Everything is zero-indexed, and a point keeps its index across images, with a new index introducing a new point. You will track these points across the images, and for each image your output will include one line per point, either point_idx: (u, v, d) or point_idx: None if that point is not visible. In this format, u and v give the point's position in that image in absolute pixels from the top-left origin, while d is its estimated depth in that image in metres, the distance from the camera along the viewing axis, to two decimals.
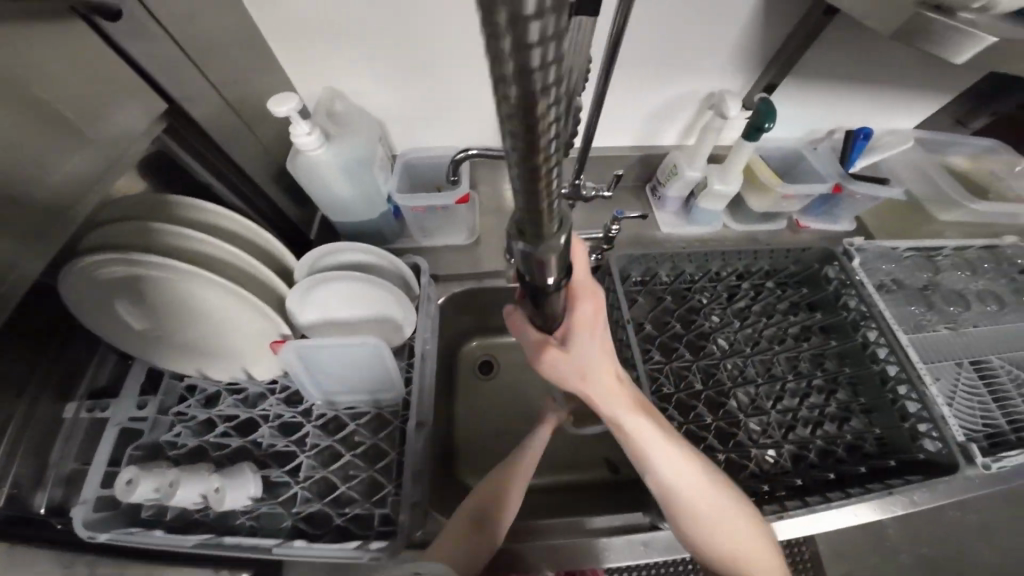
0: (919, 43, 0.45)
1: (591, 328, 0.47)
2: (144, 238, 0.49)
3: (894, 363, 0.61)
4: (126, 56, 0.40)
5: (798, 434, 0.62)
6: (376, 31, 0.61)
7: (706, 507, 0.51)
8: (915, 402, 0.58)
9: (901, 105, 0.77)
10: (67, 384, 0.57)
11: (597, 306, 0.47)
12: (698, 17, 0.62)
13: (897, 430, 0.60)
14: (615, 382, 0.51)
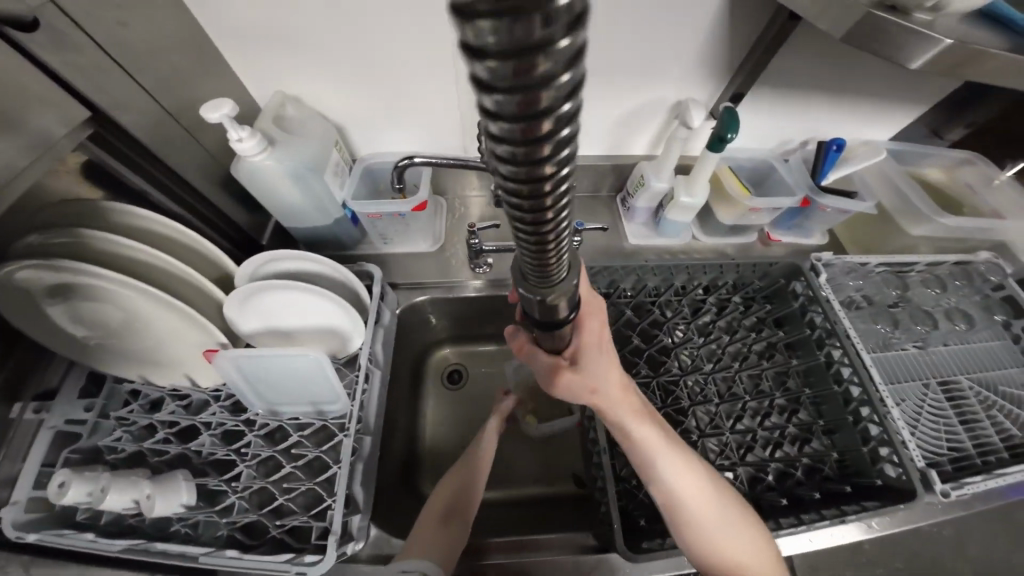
0: (869, 46, 0.41)
1: (600, 344, 0.47)
2: (73, 245, 0.47)
3: (857, 383, 0.58)
4: (41, 63, 0.38)
5: (756, 456, 0.60)
6: (327, 36, 0.59)
7: (713, 518, 0.50)
8: (877, 425, 0.56)
9: (877, 116, 0.74)
10: (14, 386, 0.55)
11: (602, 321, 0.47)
12: (659, 24, 0.58)
13: (857, 452, 0.57)
14: (623, 391, 0.50)
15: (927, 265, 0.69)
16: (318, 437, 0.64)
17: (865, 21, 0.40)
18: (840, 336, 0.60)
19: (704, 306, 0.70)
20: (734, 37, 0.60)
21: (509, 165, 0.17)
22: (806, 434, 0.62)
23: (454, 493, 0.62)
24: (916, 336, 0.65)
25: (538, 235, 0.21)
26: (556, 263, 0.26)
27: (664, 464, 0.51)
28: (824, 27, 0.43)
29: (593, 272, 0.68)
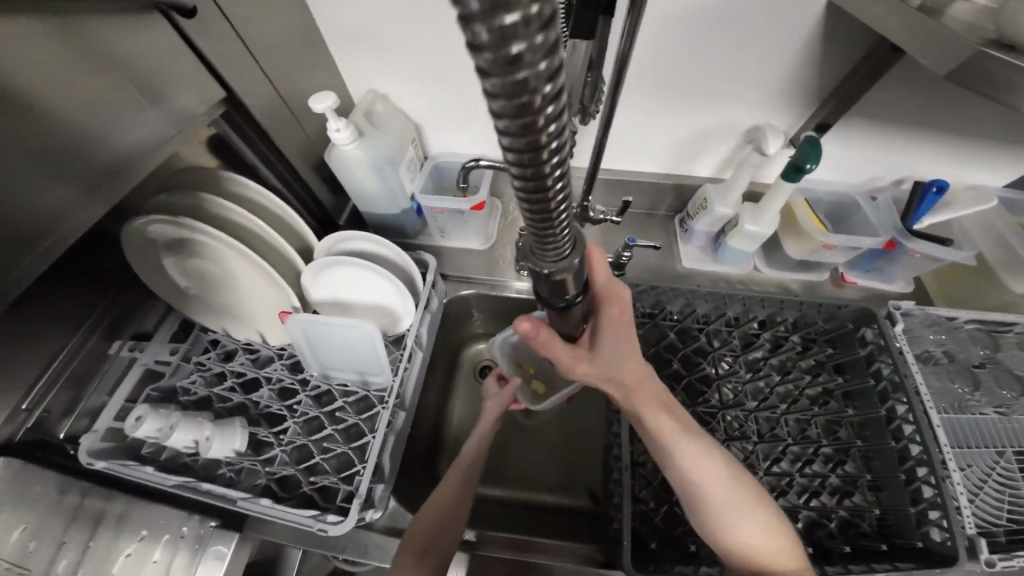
0: (979, 85, 0.37)
1: (616, 327, 0.53)
2: (193, 207, 0.55)
3: (917, 443, 0.52)
4: (198, 51, 0.46)
5: (788, 500, 0.56)
6: (419, 43, 0.65)
7: (733, 509, 0.49)
8: (931, 487, 0.50)
9: (990, 160, 0.66)
10: (113, 327, 0.66)
11: (621, 306, 0.53)
12: (741, 48, 0.57)
13: (902, 513, 0.52)
14: (639, 376, 0.53)
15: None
16: (360, 405, 0.69)
17: (973, 60, 0.37)
18: (908, 391, 0.54)
19: (757, 342, 0.66)
20: (825, 64, 0.57)
21: (499, 101, 0.21)
22: (848, 487, 0.57)
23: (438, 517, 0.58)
24: (995, 398, 0.60)
25: (528, 163, 0.24)
26: (556, 215, 0.28)
27: (678, 449, 0.51)
28: (931, 62, 0.40)
29: (638, 290, 0.67)
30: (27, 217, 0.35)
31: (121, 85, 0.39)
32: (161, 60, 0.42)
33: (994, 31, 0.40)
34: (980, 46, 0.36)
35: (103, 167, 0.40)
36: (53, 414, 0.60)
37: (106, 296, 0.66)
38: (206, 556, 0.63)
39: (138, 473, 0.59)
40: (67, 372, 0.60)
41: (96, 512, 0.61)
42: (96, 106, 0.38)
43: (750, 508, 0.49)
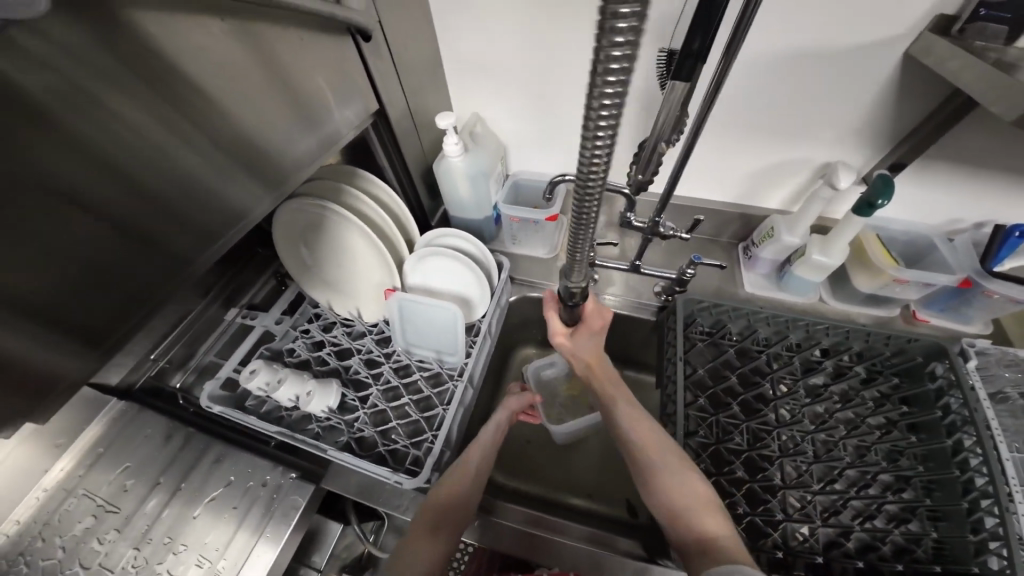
0: None
1: (594, 331, 0.67)
2: (334, 196, 0.72)
3: (983, 474, 0.52)
4: (368, 69, 0.61)
5: (840, 520, 0.58)
6: (521, 75, 0.76)
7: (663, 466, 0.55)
8: (994, 518, 0.50)
9: None
10: (230, 298, 0.86)
11: (599, 320, 0.68)
12: (815, 93, 0.64)
13: (960, 541, 0.51)
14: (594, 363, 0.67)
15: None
16: (433, 380, 0.78)
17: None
18: (978, 424, 0.55)
19: (819, 367, 0.69)
20: (898, 110, 0.62)
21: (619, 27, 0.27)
22: (905, 514, 0.57)
23: (448, 501, 0.60)
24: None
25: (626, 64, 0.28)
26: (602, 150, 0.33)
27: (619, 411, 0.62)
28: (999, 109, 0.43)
29: (700, 306, 0.72)
30: (221, 209, 0.47)
31: (307, 103, 0.53)
32: (331, 80, 0.55)
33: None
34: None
35: (270, 172, 0.51)
36: (170, 365, 0.78)
37: (229, 276, 0.86)
38: (282, 503, 0.68)
39: (244, 419, 0.68)
40: (191, 329, 0.80)
41: (191, 459, 0.70)
42: (285, 120, 0.51)
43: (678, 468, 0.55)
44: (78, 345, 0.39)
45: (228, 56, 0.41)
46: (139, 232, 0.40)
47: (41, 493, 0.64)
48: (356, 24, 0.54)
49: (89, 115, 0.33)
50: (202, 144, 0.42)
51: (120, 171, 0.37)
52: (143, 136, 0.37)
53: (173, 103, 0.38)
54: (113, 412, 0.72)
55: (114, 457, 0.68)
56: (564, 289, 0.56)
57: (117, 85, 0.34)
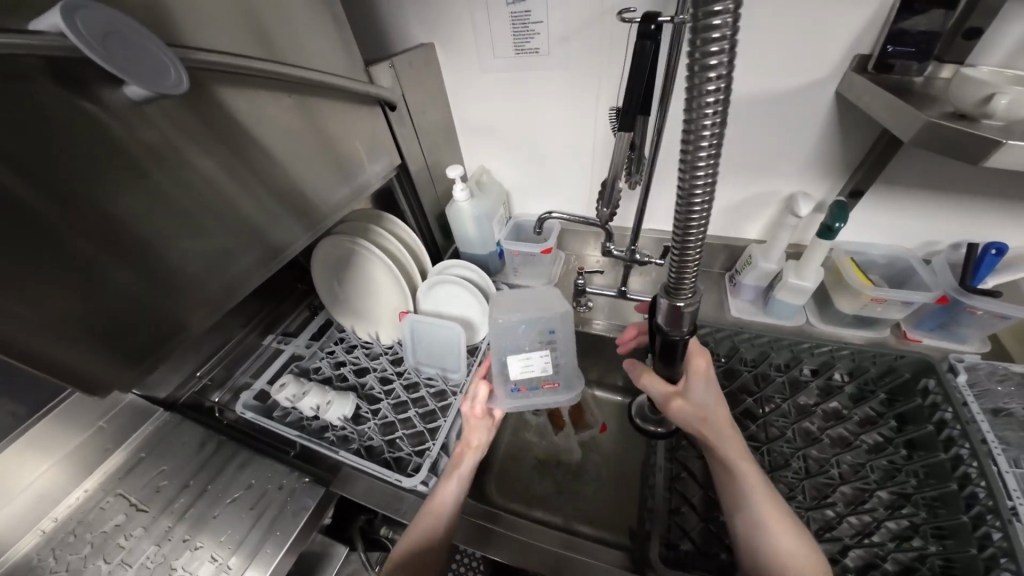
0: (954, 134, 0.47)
1: (704, 376, 0.59)
2: (363, 235, 0.86)
3: (983, 488, 0.49)
4: (394, 131, 0.78)
5: (837, 538, 0.55)
6: (517, 133, 0.92)
7: (778, 536, 0.52)
8: (1001, 532, 0.45)
9: None
10: (268, 326, 0.99)
11: (705, 359, 0.59)
12: (765, 135, 0.74)
13: (967, 559, 0.47)
14: (728, 427, 0.58)
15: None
16: (439, 397, 0.84)
17: (928, 128, 0.50)
18: (970, 435, 0.53)
19: (806, 385, 0.69)
20: (839, 143, 0.71)
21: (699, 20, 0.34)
22: (908, 532, 0.53)
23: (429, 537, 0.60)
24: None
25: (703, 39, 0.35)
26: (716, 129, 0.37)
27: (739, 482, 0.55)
28: (900, 131, 0.54)
29: None
30: (262, 243, 0.59)
31: (341, 159, 0.68)
32: (364, 139, 0.72)
33: (952, 107, 0.53)
34: (928, 119, 0.49)
35: (306, 209, 0.65)
36: (212, 382, 0.89)
37: (271, 307, 1.01)
38: (293, 507, 0.73)
39: (270, 424, 0.77)
40: (234, 350, 0.93)
41: (217, 465, 0.78)
42: (323, 172, 0.66)
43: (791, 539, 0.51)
44: (138, 346, 0.48)
45: (283, 124, 0.57)
46: (200, 257, 0.52)
47: (81, 494, 0.73)
48: (384, 98, 0.72)
49: (183, 168, 0.47)
50: (257, 188, 0.56)
51: (193, 209, 0.50)
52: (212, 181, 0.51)
53: (238, 155, 0.53)
54: (155, 423, 0.83)
55: (154, 461, 0.77)
56: (664, 309, 0.53)
57: (201, 146, 0.49)
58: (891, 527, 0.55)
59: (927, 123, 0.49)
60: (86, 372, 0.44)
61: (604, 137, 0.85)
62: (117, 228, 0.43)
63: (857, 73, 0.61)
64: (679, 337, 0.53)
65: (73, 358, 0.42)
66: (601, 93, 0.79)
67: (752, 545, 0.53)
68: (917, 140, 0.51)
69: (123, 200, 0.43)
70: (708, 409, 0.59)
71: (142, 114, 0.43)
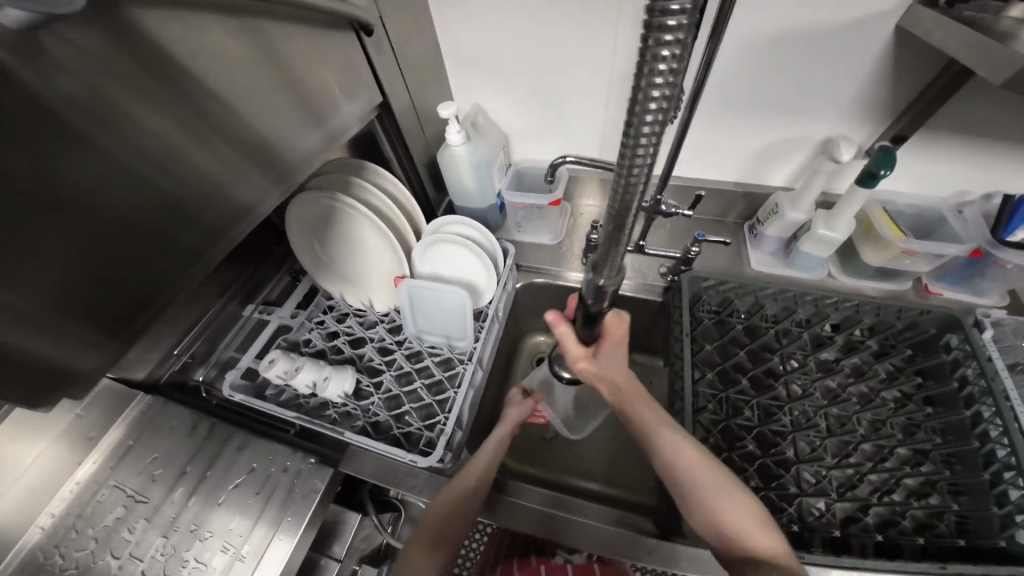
0: None
1: (616, 345, 0.60)
2: (345, 188, 0.74)
3: (1005, 447, 0.54)
4: (373, 63, 0.63)
5: (857, 495, 0.60)
6: (519, 65, 0.78)
7: (698, 476, 0.53)
8: (1020, 490, 0.51)
9: None
10: (248, 296, 0.88)
11: (620, 330, 0.60)
12: (812, 67, 0.64)
13: (984, 515, 0.53)
14: (629, 390, 0.62)
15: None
16: (444, 366, 0.80)
17: None
18: (997, 396, 0.57)
19: (830, 342, 0.70)
20: (891, 83, 0.63)
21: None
22: (925, 488, 0.59)
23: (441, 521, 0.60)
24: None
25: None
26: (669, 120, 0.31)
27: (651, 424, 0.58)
28: (985, 75, 0.44)
29: (706, 284, 0.73)
30: (230, 206, 0.49)
31: (311, 99, 0.55)
32: (339, 76, 0.58)
33: None
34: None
35: (278, 164, 0.53)
36: (193, 360, 0.81)
37: (247, 273, 0.89)
38: (303, 488, 0.70)
39: (263, 406, 0.70)
40: (213, 325, 0.83)
41: (214, 450, 0.72)
42: (291, 117, 0.53)
43: (710, 476, 0.53)
44: (98, 334, 0.40)
45: (236, 53, 0.44)
46: (156, 228, 0.42)
47: (75, 486, 0.67)
48: (360, 17, 0.56)
49: (112, 120, 0.35)
50: (213, 141, 0.44)
51: (139, 171, 0.39)
52: (154, 135, 0.39)
53: (184, 99, 0.40)
54: (140, 407, 0.74)
55: (142, 449, 0.71)
56: (590, 288, 0.49)
57: (132, 87, 0.36)
58: (907, 482, 0.61)
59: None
60: (39, 368, 0.36)
61: (625, 65, 0.72)
62: (30, 210, 0.32)
63: (927, 6, 0.52)
64: (602, 307, 0.51)
65: (18, 364, 0.34)
66: (625, 11, 0.65)
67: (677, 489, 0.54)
68: None
69: (34, 167, 0.32)
70: (610, 375, 0.61)
71: (29, 42, 0.29)
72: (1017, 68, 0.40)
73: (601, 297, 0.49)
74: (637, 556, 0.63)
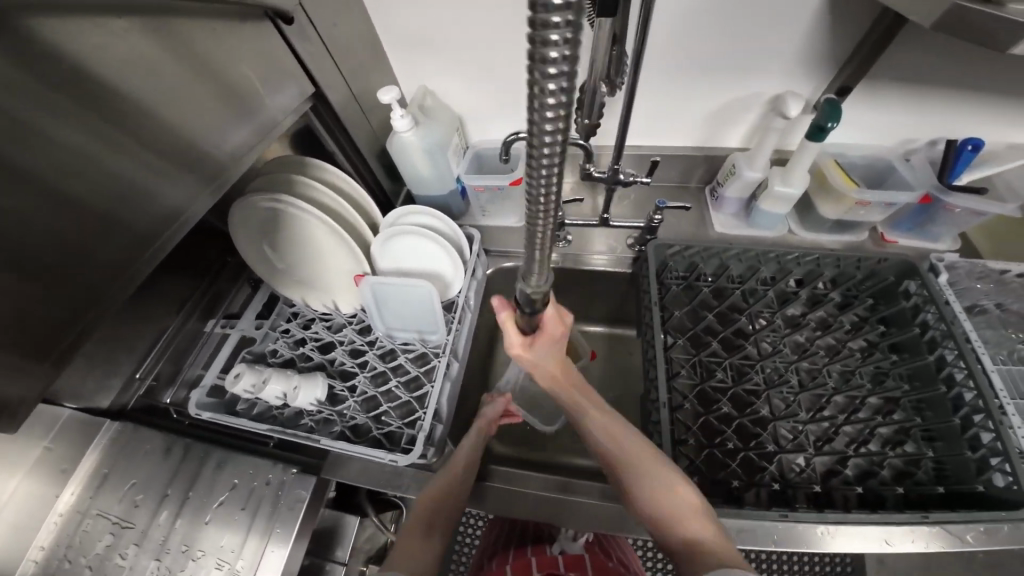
0: (971, 33, 0.42)
1: (554, 338, 0.58)
2: (289, 187, 0.69)
3: (971, 390, 0.58)
4: (297, 51, 0.59)
5: (835, 448, 0.62)
6: (460, 40, 0.74)
7: (637, 470, 0.53)
8: (990, 432, 0.55)
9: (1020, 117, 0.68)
10: (207, 310, 0.84)
11: (560, 325, 0.58)
12: (755, 22, 0.62)
13: (961, 461, 0.57)
14: (563, 381, 0.62)
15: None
16: (419, 361, 0.78)
17: (954, 12, 0.42)
18: (958, 339, 0.60)
19: (795, 297, 0.72)
20: (835, 32, 0.61)
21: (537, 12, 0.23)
22: (900, 437, 0.63)
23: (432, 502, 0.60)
24: (1006, 346, 0.67)
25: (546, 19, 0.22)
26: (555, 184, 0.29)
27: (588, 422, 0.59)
28: (916, 18, 0.46)
29: (671, 251, 0.73)
30: (154, 211, 0.45)
31: (238, 91, 0.51)
32: (261, 65, 0.53)
33: None
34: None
35: (207, 166, 0.49)
36: (159, 381, 0.77)
37: (201, 286, 0.84)
38: (289, 500, 0.68)
39: (234, 422, 0.68)
40: (171, 347, 0.78)
41: (192, 471, 0.70)
42: (216, 112, 0.48)
43: (645, 468, 0.53)
44: (26, 359, 0.38)
45: (146, 48, 0.40)
46: (66, 239, 0.38)
47: (58, 517, 0.66)
48: (273, 5, 0.52)
49: (8, 133, 0.32)
50: (132, 146, 0.41)
51: (48, 182, 0.36)
52: (61, 144, 0.36)
53: (91, 103, 0.37)
54: (110, 434, 0.71)
55: (120, 476, 0.69)
56: (521, 293, 0.44)
57: (28, 96, 0.33)
58: (882, 432, 0.64)
59: (953, 6, 0.42)
60: None
61: None
62: None
63: None
64: (539, 309, 0.45)
65: None
66: None
67: (622, 486, 0.55)
68: (938, 26, 0.44)
69: None
70: (545, 367, 0.59)
71: None
72: (946, 11, 0.42)
73: (531, 301, 0.44)
74: (636, 531, 0.64)
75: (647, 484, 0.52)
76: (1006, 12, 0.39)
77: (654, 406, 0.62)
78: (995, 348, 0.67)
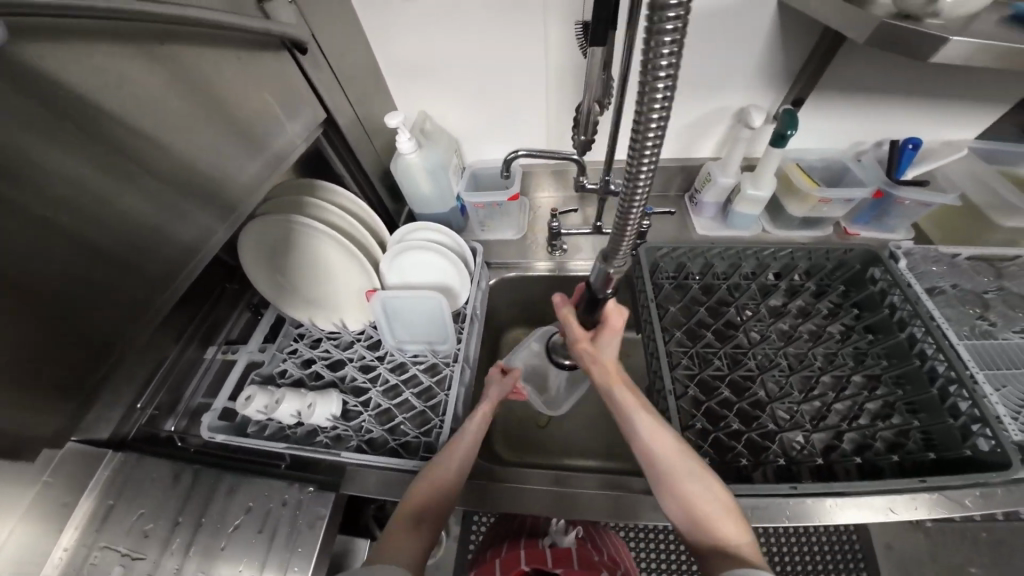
0: (896, 45, 0.51)
1: (615, 333, 0.66)
2: (299, 210, 0.73)
3: (942, 361, 0.64)
4: (310, 78, 0.64)
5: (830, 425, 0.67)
6: (457, 71, 0.81)
7: (682, 471, 0.55)
8: (966, 401, 0.61)
9: (947, 120, 0.79)
10: (208, 336, 0.84)
11: (619, 320, 0.66)
12: (716, 46, 0.71)
13: (947, 429, 0.62)
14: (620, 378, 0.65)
15: (971, 257, 0.78)
16: (430, 371, 0.80)
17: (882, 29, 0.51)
18: (922, 316, 0.67)
19: (775, 289, 0.78)
20: (784, 54, 0.71)
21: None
22: (887, 411, 0.68)
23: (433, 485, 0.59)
24: (967, 322, 0.74)
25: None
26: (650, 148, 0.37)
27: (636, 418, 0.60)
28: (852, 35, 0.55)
29: (661, 253, 0.79)
30: (166, 247, 0.47)
31: (251, 121, 0.54)
32: (275, 93, 0.58)
33: None
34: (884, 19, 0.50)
35: (221, 197, 0.52)
36: (160, 411, 0.76)
37: (202, 313, 0.85)
38: (305, 520, 0.67)
39: (248, 443, 0.68)
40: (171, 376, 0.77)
41: (202, 497, 0.69)
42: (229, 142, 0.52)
43: (688, 467, 0.56)
44: (53, 394, 0.41)
45: (164, 83, 0.43)
46: (79, 276, 0.40)
47: (64, 552, 0.63)
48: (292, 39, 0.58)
49: (19, 170, 0.34)
50: (142, 181, 0.43)
51: (51, 221, 0.37)
52: (70, 180, 0.38)
53: (105, 138, 0.39)
54: (112, 466, 0.70)
55: (127, 506, 0.67)
56: (599, 274, 0.54)
57: (43, 134, 0.35)
58: (871, 408, 0.69)
59: (881, 24, 0.50)
60: None
61: (558, 62, 0.77)
62: None
63: None
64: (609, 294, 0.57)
65: None
66: (549, 15, 0.70)
67: (659, 482, 0.56)
68: (871, 41, 0.52)
69: None
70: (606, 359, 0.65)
71: None
72: (876, 28, 0.51)
73: (607, 286, 0.55)
74: (651, 517, 0.66)
75: (690, 486, 0.55)
76: (924, 27, 0.48)
77: (660, 395, 0.67)
78: (959, 325, 0.73)
